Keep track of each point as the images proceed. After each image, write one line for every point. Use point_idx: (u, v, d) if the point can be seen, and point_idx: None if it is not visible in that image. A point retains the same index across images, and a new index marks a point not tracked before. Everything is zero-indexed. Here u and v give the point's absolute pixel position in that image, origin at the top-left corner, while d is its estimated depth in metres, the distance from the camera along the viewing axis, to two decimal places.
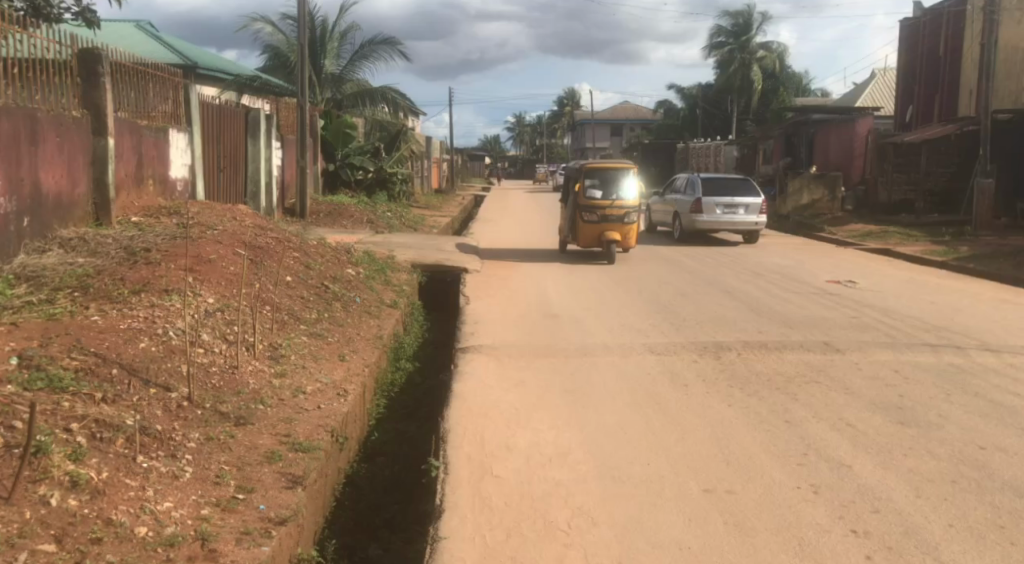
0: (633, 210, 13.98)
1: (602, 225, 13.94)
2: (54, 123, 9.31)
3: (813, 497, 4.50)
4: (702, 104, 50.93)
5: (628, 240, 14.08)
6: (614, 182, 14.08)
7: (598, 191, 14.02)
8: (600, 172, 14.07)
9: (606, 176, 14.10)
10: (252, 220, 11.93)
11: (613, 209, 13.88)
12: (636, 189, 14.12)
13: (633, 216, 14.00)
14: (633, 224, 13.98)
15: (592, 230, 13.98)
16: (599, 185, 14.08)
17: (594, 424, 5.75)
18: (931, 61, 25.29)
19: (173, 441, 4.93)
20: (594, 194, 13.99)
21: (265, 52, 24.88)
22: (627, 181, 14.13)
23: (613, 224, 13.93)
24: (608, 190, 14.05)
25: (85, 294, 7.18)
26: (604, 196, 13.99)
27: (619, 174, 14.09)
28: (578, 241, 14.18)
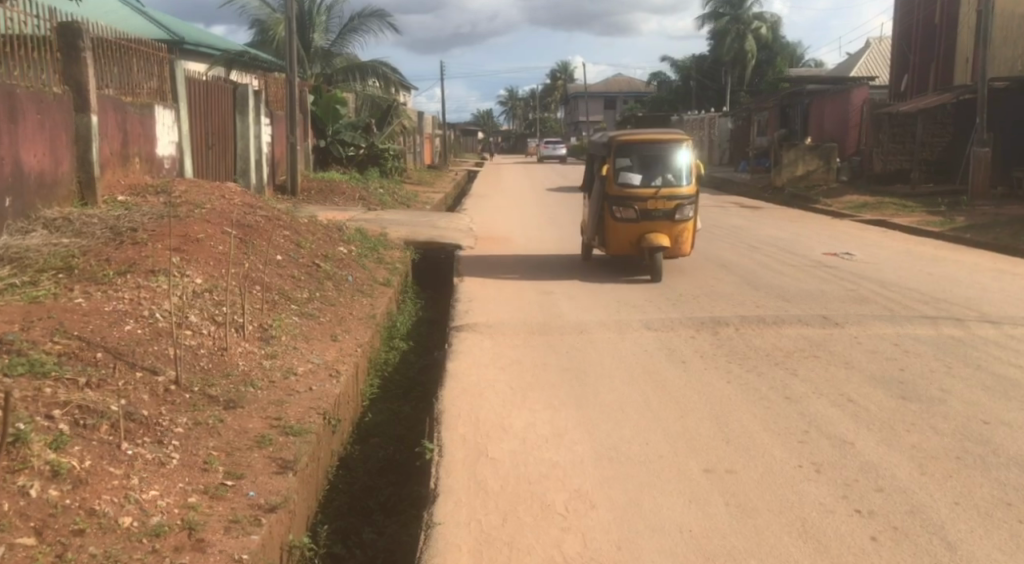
0: (686, 201, 10.32)
1: (643, 224, 10.31)
2: (34, 101, 9.11)
3: (815, 475, 4.40)
4: (695, 76, 50.54)
5: (681, 244, 10.44)
6: (658, 161, 10.40)
7: (637, 175, 10.37)
8: (637, 148, 10.39)
9: (645, 153, 10.43)
10: (241, 197, 11.74)
11: (659, 201, 10.25)
12: (689, 171, 10.46)
13: (687, 210, 10.37)
14: (686, 222, 10.35)
15: (629, 231, 10.35)
16: (638, 168, 10.41)
17: (592, 404, 5.63)
18: (928, 29, 25.03)
19: (160, 427, 4.81)
20: (630, 179, 10.33)
21: (252, 27, 24.75)
22: (676, 159, 10.47)
23: (658, 223, 10.29)
24: (650, 173, 10.37)
25: (69, 276, 7.03)
26: (644, 182, 10.34)
27: (665, 151, 10.43)
28: (609, 246, 10.57)
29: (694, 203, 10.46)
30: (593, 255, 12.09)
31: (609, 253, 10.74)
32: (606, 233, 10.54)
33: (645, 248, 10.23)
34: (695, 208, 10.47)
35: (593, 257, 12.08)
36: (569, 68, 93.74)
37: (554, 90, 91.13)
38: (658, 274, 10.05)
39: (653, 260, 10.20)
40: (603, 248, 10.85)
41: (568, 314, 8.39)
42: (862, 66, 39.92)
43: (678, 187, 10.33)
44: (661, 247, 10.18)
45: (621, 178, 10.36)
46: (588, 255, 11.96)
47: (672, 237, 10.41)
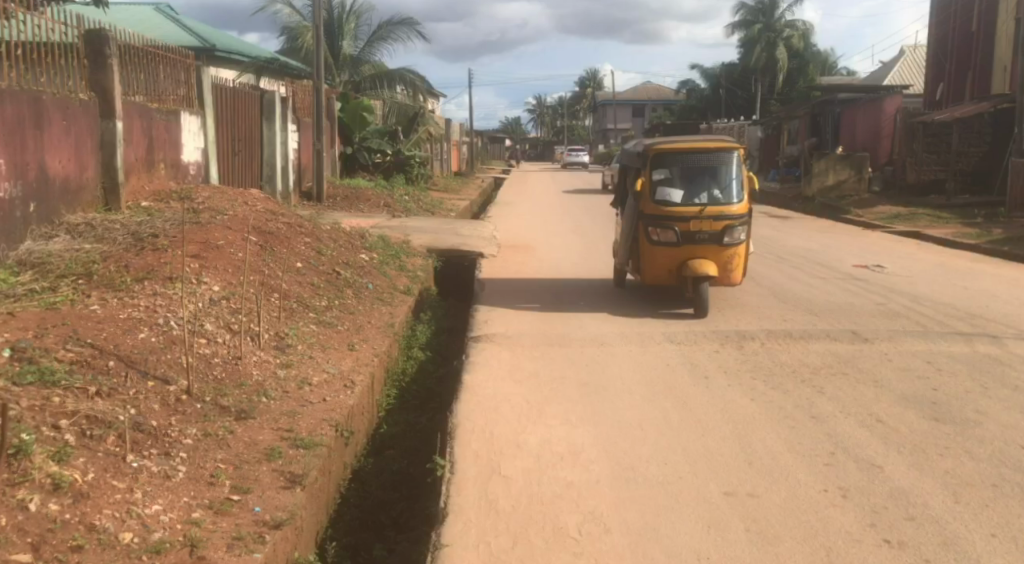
0: (737, 222, 8.68)
1: (686, 249, 8.69)
2: (60, 106, 9.12)
3: (841, 501, 4.24)
4: (726, 83, 50.08)
5: (731, 273, 8.79)
6: (703, 174, 8.85)
7: (678, 191, 8.79)
8: (678, 160, 8.86)
9: (687, 166, 8.86)
10: (264, 204, 11.71)
11: (705, 222, 8.64)
12: (740, 187, 8.85)
13: (738, 233, 8.73)
14: (737, 246, 8.69)
15: (668, 256, 8.76)
16: (679, 182, 8.84)
17: (610, 420, 5.48)
18: (965, 38, 24.63)
19: (168, 438, 4.73)
20: (670, 196, 8.77)
21: (281, 34, 24.99)
22: (724, 172, 8.89)
23: (703, 246, 8.67)
24: (693, 189, 8.81)
25: (87, 282, 6.99)
26: (686, 199, 8.77)
27: (710, 163, 8.86)
28: (646, 274, 8.98)
29: (747, 224, 8.82)
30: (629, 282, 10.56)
31: (646, 284, 9.15)
32: (642, 259, 8.96)
33: (686, 277, 8.60)
34: (748, 231, 8.82)
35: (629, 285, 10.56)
36: (599, 75, 93.46)
37: (583, 98, 91.02)
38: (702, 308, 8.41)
39: (696, 292, 8.57)
40: (639, 276, 9.29)
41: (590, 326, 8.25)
42: (896, 73, 39.34)
43: (727, 205, 8.71)
44: (706, 276, 8.53)
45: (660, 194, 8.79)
46: (622, 284, 10.41)
47: (721, 265, 8.75)
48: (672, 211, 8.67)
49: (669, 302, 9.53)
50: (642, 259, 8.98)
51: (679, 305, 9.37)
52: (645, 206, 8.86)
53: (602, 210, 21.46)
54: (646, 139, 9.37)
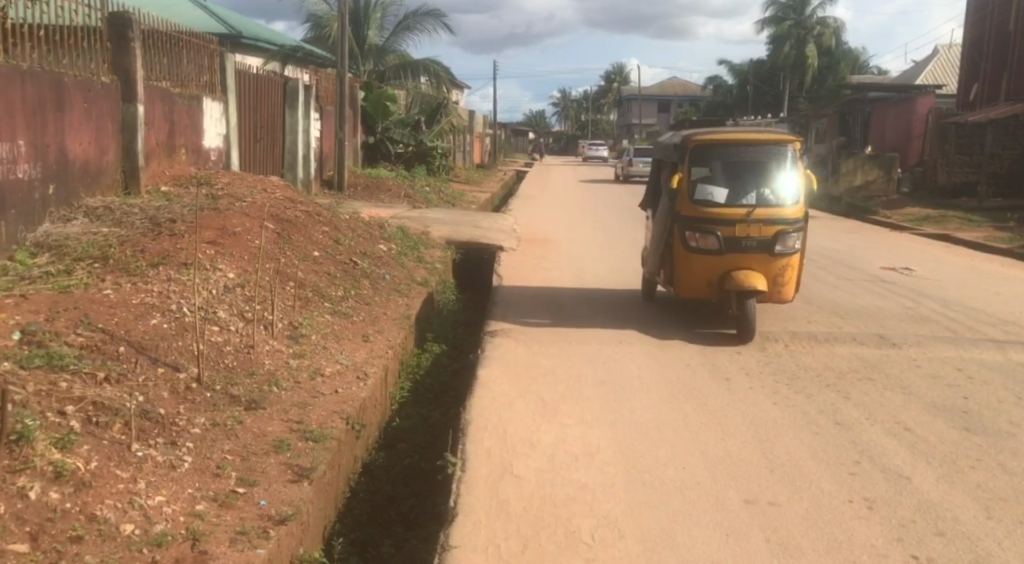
0: (790, 229, 7.51)
1: (730, 258, 7.51)
2: (81, 89, 9.07)
3: (866, 514, 4.12)
4: (753, 80, 49.68)
5: (781, 287, 7.62)
6: (751, 173, 7.70)
7: (721, 190, 7.64)
8: (722, 155, 7.72)
9: (733, 161, 7.72)
10: (283, 192, 11.63)
11: (753, 227, 7.47)
12: (794, 188, 7.68)
13: (791, 241, 7.56)
14: (790, 256, 7.53)
15: (708, 266, 7.59)
16: (724, 180, 7.69)
17: (627, 421, 5.36)
18: (1002, 38, 24.23)
19: (175, 427, 4.66)
20: (712, 195, 7.62)
21: (307, 22, 24.94)
22: (776, 170, 7.73)
23: (751, 256, 7.50)
24: (739, 188, 7.65)
25: (102, 266, 6.93)
26: (730, 200, 7.61)
27: (760, 159, 7.72)
28: (681, 286, 7.80)
29: (801, 231, 7.66)
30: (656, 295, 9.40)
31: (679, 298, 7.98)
32: (677, 269, 7.80)
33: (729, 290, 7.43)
34: (802, 239, 7.66)
35: (656, 299, 9.40)
36: (625, 70, 93.02)
37: (608, 92, 90.65)
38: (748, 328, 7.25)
39: (741, 308, 7.40)
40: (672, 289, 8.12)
41: (608, 324, 8.13)
42: (928, 73, 38.85)
43: (778, 207, 7.55)
44: (753, 290, 7.36)
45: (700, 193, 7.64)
46: (650, 296, 9.23)
47: (770, 278, 7.58)
48: (714, 213, 7.51)
49: (704, 318, 8.36)
50: (677, 269, 7.81)
51: (716, 324, 8.21)
52: (682, 207, 7.72)
53: (624, 206, 21.32)
54: (684, 131, 8.25)
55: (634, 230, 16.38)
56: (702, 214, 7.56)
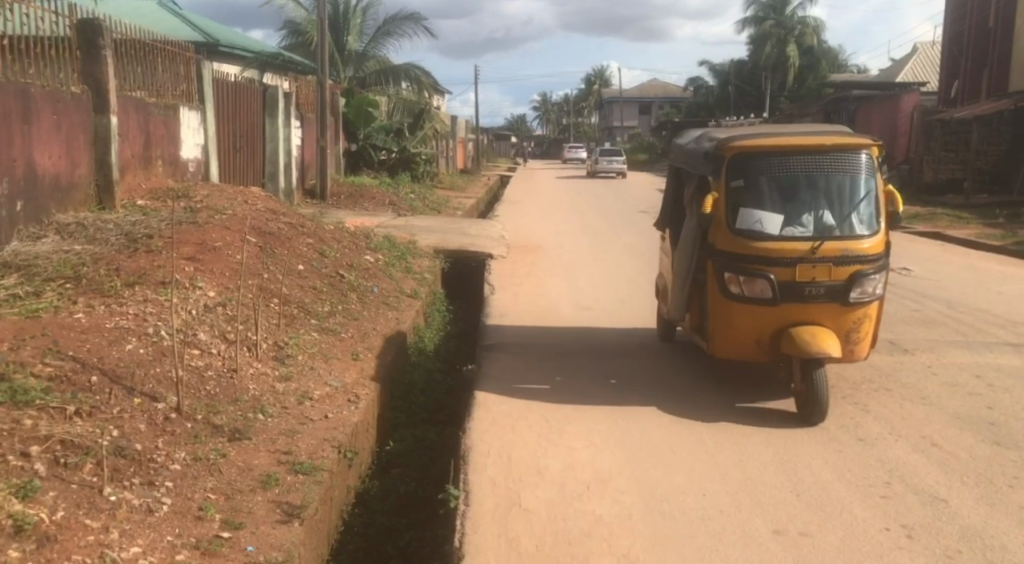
0: (869, 269, 5.64)
1: (787, 310, 5.63)
2: (49, 101, 8.67)
3: (907, 543, 3.81)
4: (734, 80, 49.63)
5: (853, 346, 5.76)
6: (813, 192, 5.81)
7: (773, 216, 5.76)
8: (771, 168, 5.85)
9: (787, 176, 5.84)
10: (264, 203, 11.25)
11: (820, 268, 5.59)
12: (870, 213, 5.82)
13: (870, 285, 5.68)
14: (867, 305, 5.67)
15: (757, 320, 5.71)
16: (775, 200, 5.81)
17: (641, 441, 5.07)
18: (981, 34, 24.07)
19: (153, 464, 4.28)
20: (761, 223, 5.75)
21: (285, 29, 24.57)
22: (846, 187, 5.84)
23: (816, 307, 5.61)
24: (797, 214, 5.76)
25: (75, 287, 6.54)
26: (786, 230, 5.73)
27: (824, 173, 5.84)
28: (720, 343, 5.93)
29: (881, 270, 5.78)
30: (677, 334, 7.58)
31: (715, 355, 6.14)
32: (715, 319, 5.94)
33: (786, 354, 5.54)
34: (884, 281, 5.78)
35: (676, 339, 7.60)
36: (605, 71, 93.06)
37: (588, 95, 90.57)
38: (818, 413, 5.40)
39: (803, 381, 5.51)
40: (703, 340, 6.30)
41: (617, 378, 6.48)
42: (908, 70, 38.86)
43: (852, 240, 5.68)
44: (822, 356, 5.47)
45: (744, 220, 5.78)
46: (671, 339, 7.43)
47: (841, 333, 5.72)
48: (763, 249, 5.63)
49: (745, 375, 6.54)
50: (713, 320, 5.95)
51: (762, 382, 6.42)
52: (719, 236, 5.85)
53: (612, 209, 21.05)
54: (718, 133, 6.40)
55: (624, 233, 16.09)
56: (748, 249, 5.68)
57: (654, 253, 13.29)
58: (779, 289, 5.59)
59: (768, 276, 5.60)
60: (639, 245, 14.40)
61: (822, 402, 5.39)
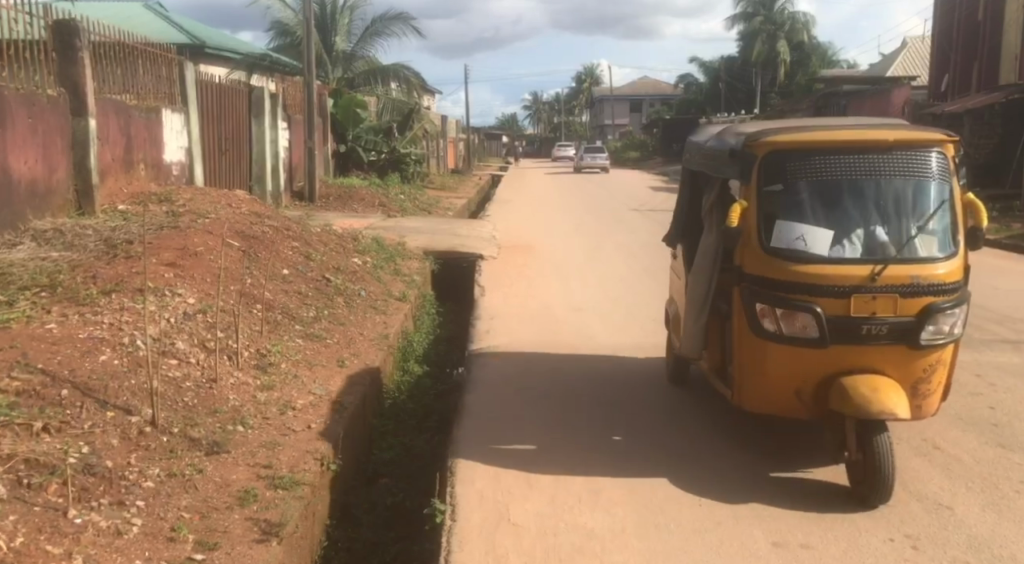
0: (944, 301, 4.44)
1: (837, 353, 4.43)
2: (24, 103, 8.46)
3: (912, 554, 3.64)
4: (724, 77, 49.52)
5: (923, 401, 4.56)
6: (868, 202, 4.64)
7: (819, 232, 4.58)
8: (816, 171, 4.69)
9: (836, 180, 4.66)
10: (249, 206, 11.04)
11: (880, 299, 4.40)
12: (942, 229, 4.64)
13: (946, 322, 4.48)
14: (942, 348, 4.48)
15: (799, 365, 4.50)
16: (821, 212, 4.64)
17: (637, 451, 4.92)
18: (971, 27, 23.89)
19: (124, 481, 4.10)
20: (805, 240, 4.58)
21: (272, 30, 24.37)
22: (912, 196, 4.66)
23: (876, 351, 4.41)
24: (849, 231, 4.59)
25: (49, 296, 6.32)
26: (837, 250, 4.54)
27: (884, 177, 4.66)
28: (750, 394, 4.73)
29: (960, 303, 4.58)
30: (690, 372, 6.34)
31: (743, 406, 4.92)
32: (743, 363, 4.76)
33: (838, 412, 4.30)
34: (964, 317, 4.57)
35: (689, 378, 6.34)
36: (595, 70, 93.06)
37: (579, 94, 90.42)
38: (880, 495, 4.15)
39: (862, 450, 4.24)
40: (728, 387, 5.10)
41: (622, 433, 5.22)
42: (898, 65, 38.77)
43: (921, 264, 4.48)
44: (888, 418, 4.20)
45: (782, 236, 4.61)
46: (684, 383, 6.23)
47: (907, 384, 4.52)
48: (806, 273, 4.45)
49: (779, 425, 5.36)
50: (742, 364, 4.77)
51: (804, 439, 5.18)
52: (749, 257, 4.68)
53: (605, 208, 20.88)
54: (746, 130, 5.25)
55: (617, 232, 15.94)
56: (787, 274, 4.49)
57: (646, 253, 13.13)
58: (828, 327, 4.40)
59: (814, 310, 4.41)
60: (631, 244, 14.26)
61: (884, 478, 4.12)
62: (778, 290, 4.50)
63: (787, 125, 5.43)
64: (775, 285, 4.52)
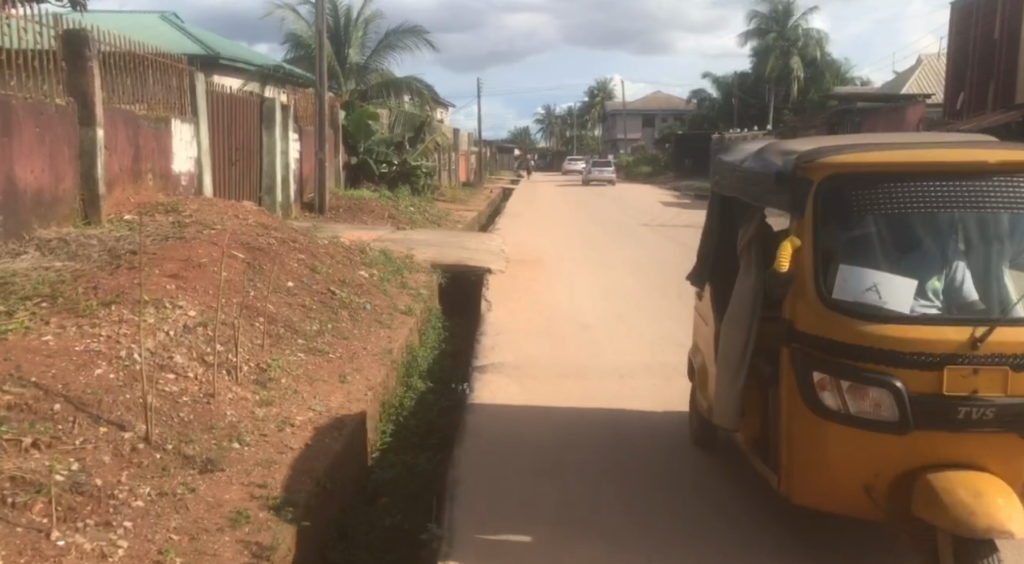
0: None
1: (925, 442, 3.44)
2: (31, 112, 8.41)
3: None
4: (738, 93, 49.41)
5: None
6: (962, 240, 3.59)
7: (897, 281, 3.55)
8: (890, 200, 3.64)
9: (915, 212, 3.62)
10: (256, 217, 10.95)
11: (982, 374, 3.39)
12: None
13: None
14: None
15: (874, 454, 3.52)
16: (894, 253, 3.61)
17: (639, 489, 4.90)
18: (987, 45, 23.68)
19: (112, 501, 4.00)
20: (879, 292, 3.55)
21: (286, 41, 24.39)
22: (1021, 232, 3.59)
23: (976, 442, 3.42)
24: (938, 281, 3.55)
25: (49, 306, 6.24)
26: (921, 306, 3.51)
27: (980, 208, 3.60)
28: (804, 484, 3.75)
29: None
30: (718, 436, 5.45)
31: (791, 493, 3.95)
32: (795, 446, 3.76)
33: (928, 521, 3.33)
34: None
35: (717, 443, 5.46)
36: (609, 84, 93.18)
37: (593, 107, 90.48)
38: None
39: None
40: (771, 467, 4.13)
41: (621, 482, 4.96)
42: (913, 82, 38.59)
43: None
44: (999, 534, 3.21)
45: (846, 286, 3.60)
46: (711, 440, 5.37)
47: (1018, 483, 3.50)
48: (877, 335, 3.45)
49: None
50: (793, 447, 3.78)
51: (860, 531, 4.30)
52: (801, 311, 3.69)
53: (616, 223, 20.80)
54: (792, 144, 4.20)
55: (627, 247, 15.83)
56: (852, 335, 3.50)
57: (657, 269, 13.00)
58: (910, 408, 3.40)
59: (892, 386, 3.42)
60: (641, 259, 14.12)
61: None
62: (841, 356, 3.53)
63: (840, 140, 4.39)
64: (838, 351, 3.53)
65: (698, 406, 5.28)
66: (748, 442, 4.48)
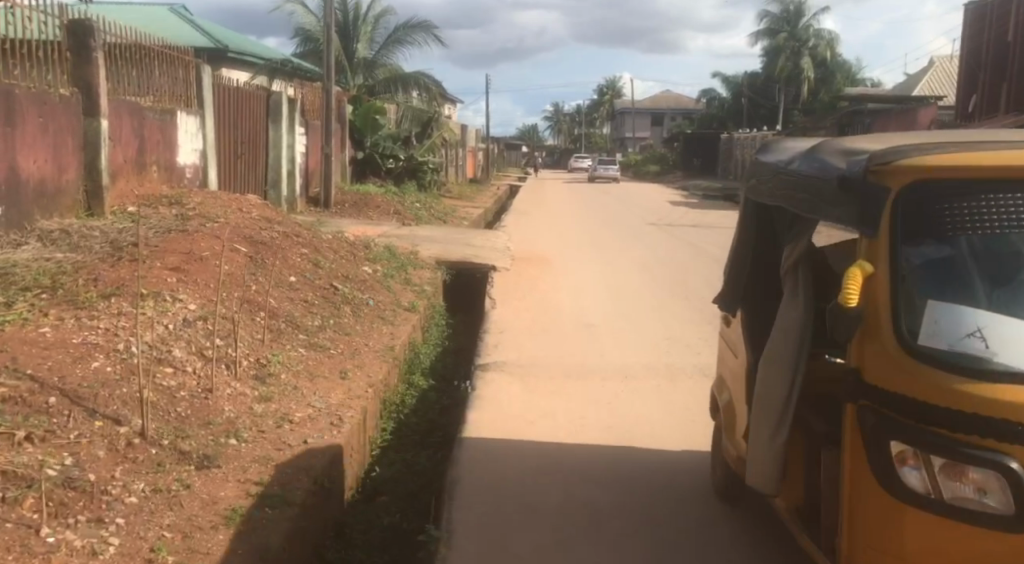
0: None
1: None
2: (36, 102, 8.35)
3: None
4: (748, 93, 49.28)
5: None
6: None
7: (1007, 324, 2.68)
8: (994, 217, 2.78)
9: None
10: (260, 211, 10.88)
11: None
12: None
13: None
14: None
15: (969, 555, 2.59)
16: (996, 286, 2.74)
17: (640, 492, 4.81)
18: (1000, 48, 23.55)
19: (105, 496, 3.94)
20: (982, 336, 2.67)
21: (295, 35, 24.34)
22: None
23: None
24: None
25: (48, 297, 6.17)
26: None
27: None
28: None
29: None
30: (745, 490, 4.66)
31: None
32: (858, 531, 2.89)
33: None
34: None
35: (742, 498, 4.68)
36: (617, 82, 93.11)
37: (601, 105, 90.28)
38: None
39: None
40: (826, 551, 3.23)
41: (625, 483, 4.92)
42: (924, 83, 38.44)
43: None
44: None
45: (937, 330, 2.72)
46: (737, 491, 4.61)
47: None
48: (981, 395, 2.55)
49: None
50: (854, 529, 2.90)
51: None
52: (871, 358, 2.82)
53: (623, 222, 20.74)
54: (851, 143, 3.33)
55: (633, 246, 15.78)
56: (945, 395, 2.60)
57: (662, 269, 12.94)
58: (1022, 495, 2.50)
59: (1004, 466, 2.52)
60: (648, 259, 14.02)
61: None
62: (927, 423, 2.63)
63: (906, 140, 3.50)
64: (919, 414, 2.65)
65: (725, 452, 4.48)
66: (792, 510, 3.62)
